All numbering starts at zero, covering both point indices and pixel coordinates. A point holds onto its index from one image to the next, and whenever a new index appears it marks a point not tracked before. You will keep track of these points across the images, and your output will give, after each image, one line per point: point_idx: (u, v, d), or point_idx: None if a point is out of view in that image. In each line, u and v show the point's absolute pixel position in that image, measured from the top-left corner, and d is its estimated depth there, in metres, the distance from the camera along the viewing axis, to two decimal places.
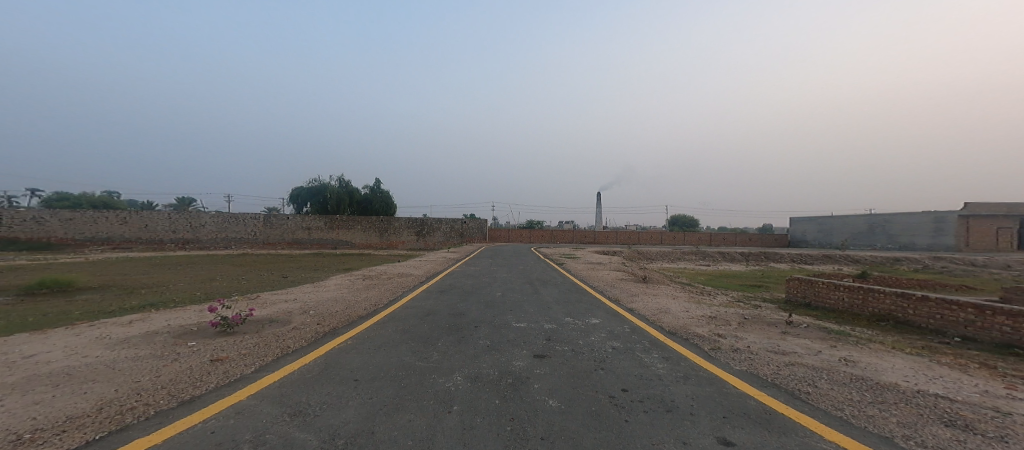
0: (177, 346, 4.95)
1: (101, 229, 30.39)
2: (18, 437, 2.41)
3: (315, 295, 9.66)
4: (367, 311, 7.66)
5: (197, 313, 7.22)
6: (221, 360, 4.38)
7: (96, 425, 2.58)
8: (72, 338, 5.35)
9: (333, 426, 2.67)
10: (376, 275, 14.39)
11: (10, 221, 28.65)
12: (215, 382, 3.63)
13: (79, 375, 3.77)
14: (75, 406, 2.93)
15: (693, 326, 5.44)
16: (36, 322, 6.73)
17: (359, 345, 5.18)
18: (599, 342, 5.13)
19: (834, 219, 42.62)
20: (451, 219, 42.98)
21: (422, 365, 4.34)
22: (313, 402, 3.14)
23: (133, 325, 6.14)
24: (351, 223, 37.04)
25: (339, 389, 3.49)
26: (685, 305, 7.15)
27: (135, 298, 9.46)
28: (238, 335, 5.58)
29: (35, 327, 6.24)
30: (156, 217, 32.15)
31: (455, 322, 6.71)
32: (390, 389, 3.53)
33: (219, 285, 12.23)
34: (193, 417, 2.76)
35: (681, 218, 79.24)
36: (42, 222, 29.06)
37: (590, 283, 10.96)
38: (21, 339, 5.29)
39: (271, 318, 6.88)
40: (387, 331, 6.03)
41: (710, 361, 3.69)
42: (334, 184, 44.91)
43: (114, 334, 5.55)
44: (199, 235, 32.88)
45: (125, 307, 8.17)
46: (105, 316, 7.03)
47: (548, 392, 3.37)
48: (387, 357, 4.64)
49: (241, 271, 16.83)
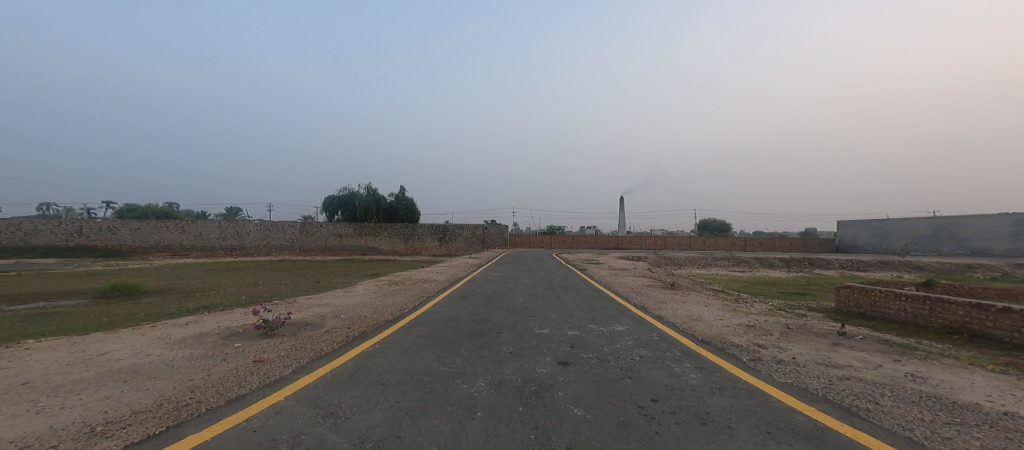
0: (225, 347, 5.22)
1: (163, 237, 33.01)
2: (92, 429, 2.59)
3: (345, 299, 9.97)
4: (394, 316, 7.83)
5: (242, 316, 7.60)
6: (263, 361, 4.56)
7: (158, 419, 2.74)
8: (138, 336, 5.77)
9: (363, 429, 2.71)
10: (402, 281, 14.68)
11: (90, 231, 31.91)
12: (257, 382, 3.79)
13: (142, 372, 4.03)
14: (139, 402, 3.13)
15: (728, 335, 5.21)
16: (109, 322, 7.30)
17: (387, 349, 5.29)
18: (626, 350, 5.01)
19: (892, 222, 40.08)
20: (473, 225, 43.20)
21: (446, 370, 4.38)
22: (345, 404, 3.22)
23: (188, 326, 6.54)
24: (378, 230, 38.08)
25: (368, 393, 3.56)
26: (718, 313, 6.87)
27: (190, 302, 10.09)
28: (277, 337, 5.83)
29: (107, 326, 6.78)
30: (209, 226, 34.19)
31: (479, 327, 6.74)
32: (416, 393, 3.58)
33: (262, 289, 12.87)
34: (238, 415, 2.88)
35: (713, 223, 76.43)
36: (116, 231, 32.09)
37: (615, 289, 10.80)
38: (97, 337, 5.76)
39: (307, 321, 7.13)
40: (412, 336, 6.13)
41: (749, 372, 3.52)
42: (362, 193, 46.43)
43: (174, 334, 5.93)
44: (246, 242, 34.78)
45: (182, 309, 8.72)
46: (165, 318, 7.53)
47: (573, 401, 3.31)
48: (412, 362, 4.70)
49: (280, 276, 17.65)
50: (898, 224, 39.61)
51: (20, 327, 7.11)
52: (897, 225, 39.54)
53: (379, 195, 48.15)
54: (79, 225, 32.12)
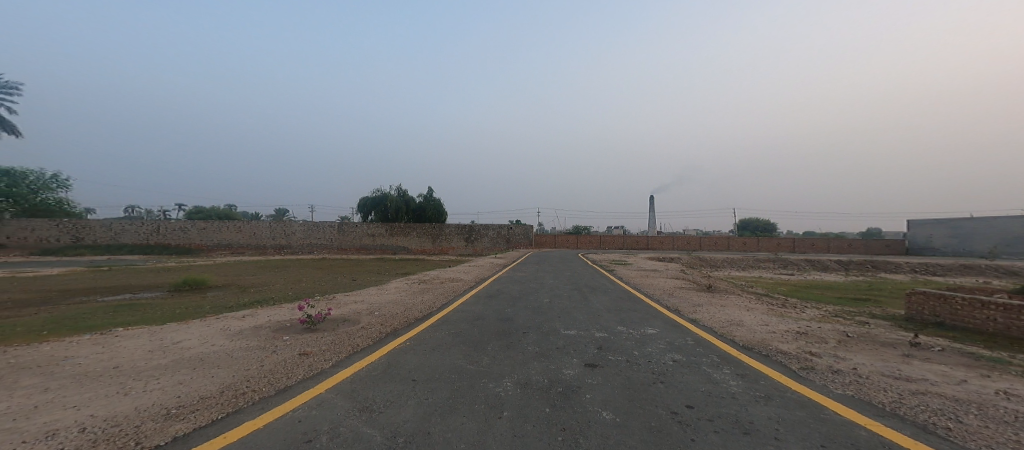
0: (276, 339, 5.54)
1: (224, 237, 35.91)
2: (167, 412, 2.93)
3: (378, 297, 10.32)
4: (423, 314, 8.00)
5: (289, 310, 8.04)
6: (307, 354, 4.80)
7: (220, 406, 3.05)
8: (204, 327, 6.25)
9: (395, 424, 2.78)
10: (430, 279, 15.01)
11: (167, 230, 35.44)
12: (302, 373, 4.02)
13: (207, 360, 4.38)
14: (206, 388, 3.48)
15: (774, 341, 4.94)
16: (180, 313, 7.97)
17: (417, 346, 5.40)
18: (657, 354, 4.87)
19: (975, 222, 36.60)
20: (498, 225, 43.15)
21: (474, 368, 4.43)
22: (378, 398, 3.31)
23: (244, 319, 6.99)
24: (407, 230, 39.08)
25: (399, 388, 3.64)
26: (763, 319, 6.51)
27: (246, 296, 10.83)
28: (320, 332, 6.12)
29: (178, 317, 7.40)
30: (260, 226, 36.68)
31: (504, 327, 6.75)
32: (445, 390, 3.63)
33: (306, 285, 13.58)
34: (286, 404, 3.07)
35: (755, 223, 72.71)
36: (187, 231, 35.40)
37: (645, 291, 10.51)
38: (171, 327, 6.30)
39: (344, 317, 7.43)
40: (440, 334, 6.24)
41: (799, 381, 3.32)
42: (393, 194, 47.82)
43: (232, 326, 6.37)
44: (292, 241, 36.95)
45: (239, 303, 9.36)
46: (225, 310, 8.11)
47: (602, 404, 3.24)
48: (441, 359, 4.79)
49: (320, 274, 18.52)
50: (983, 224, 35.93)
51: (108, 316, 7.87)
52: (982, 225, 35.98)
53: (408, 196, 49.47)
54: (157, 224, 35.67)
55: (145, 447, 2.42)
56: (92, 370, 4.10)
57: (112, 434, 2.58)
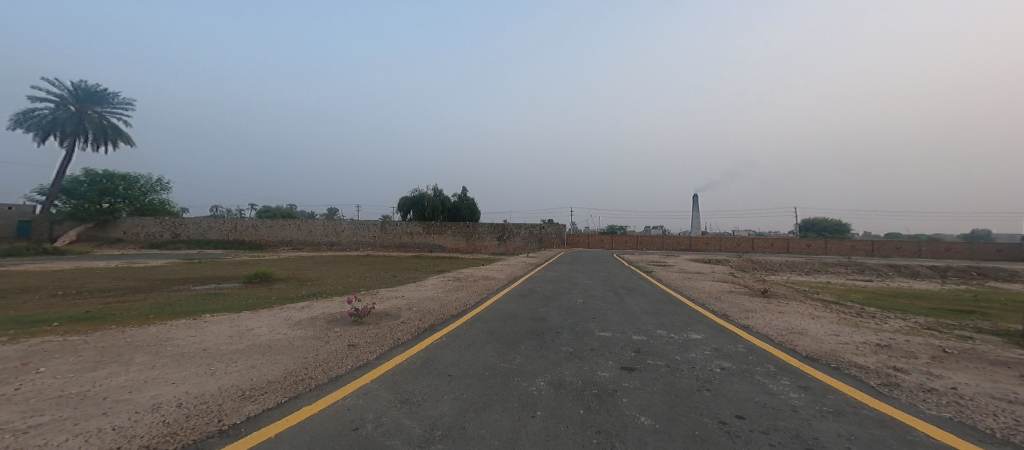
0: (329, 330, 5.91)
1: (286, 234, 39.28)
2: (243, 393, 3.26)
3: (417, 293, 10.68)
4: (458, 311, 8.18)
5: (341, 303, 8.53)
6: (355, 345, 5.07)
7: (284, 390, 3.35)
8: (269, 317, 6.79)
9: (433, 417, 2.87)
10: (464, 277, 15.31)
11: (243, 227, 39.51)
12: (350, 363, 4.26)
13: (274, 347, 4.78)
14: (273, 373, 3.81)
15: (848, 353, 4.55)
16: (251, 303, 8.76)
17: (452, 342, 5.52)
18: (703, 360, 4.66)
19: None
20: (531, 224, 42.68)
21: (507, 367, 4.45)
22: (417, 392, 3.43)
23: (303, 310, 7.52)
24: (443, 228, 40.04)
25: (435, 383, 3.74)
26: (831, 328, 6.00)
27: (304, 289, 11.66)
28: (367, 325, 6.45)
29: (250, 306, 8.14)
30: (315, 224, 39.56)
31: (537, 327, 6.72)
32: (479, 387, 3.68)
33: (353, 280, 14.38)
34: (337, 392, 3.28)
35: (821, 224, 67.31)
36: (258, 228, 39.27)
37: (689, 294, 10.04)
38: (243, 315, 6.92)
39: (387, 312, 7.75)
40: (475, 331, 6.34)
41: (880, 399, 3.03)
42: (430, 194, 49.15)
43: (294, 316, 6.87)
44: (341, 238, 39.45)
45: (297, 295, 10.10)
46: (286, 302, 8.80)
47: (640, 409, 3.15)
48: (475, 356, 4.86)
49: (364, 270, 19.53)
50: None
51: (193, 303, 8.81)
52: None
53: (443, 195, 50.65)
54: (235, 223, 39.79)
55: (225, 424, 2.70)
56: (184, 351, 4.58)
57: (200, 410, 2.91)
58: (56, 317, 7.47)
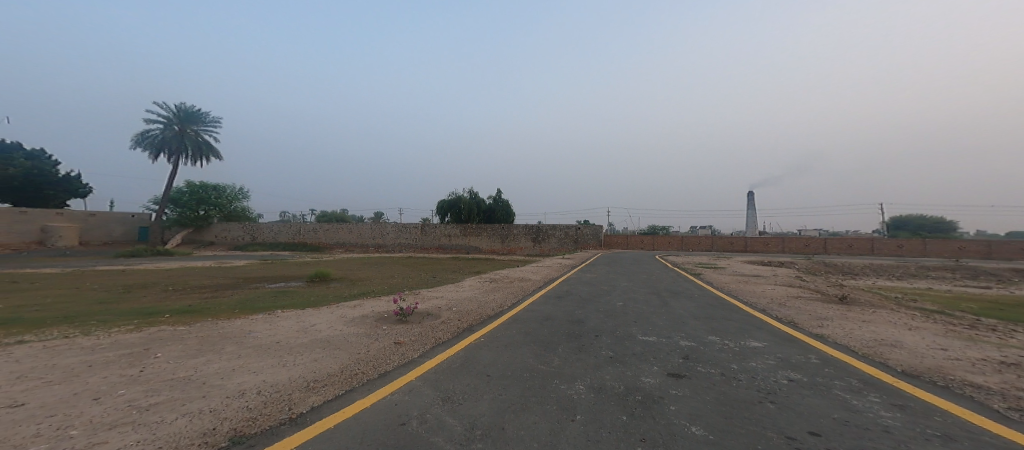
0: (377, 328, 6.17)
1: (340, 237, 41.89)
2: (308, 385, 3.50)
3: (455, 294, 10.89)
4: (495, 311, 8.23)
5: (387, 303, 8.91)
6: (401, 343, 5.28)
7: (341, 383, 3.54)
8: (325, 313, 7.25)
9: (472, 416, 2.91)
10: (500, 278, 15.41)
11: (312, 231, 42.61)
12: (397, 360, 4.42)
13: (332, 342, 5.08)
14: (331, 366, 4.05)
15: (963, 371, 4.00)
16: (310, 300, 9.39)
17: (491, 342, 5.58)
18: (766, 370, 4.32)
19: None
20: (566, 224, 41.79)
21: (545, 369, 4.39)
22: (457, 390, 3.50)
23: (354, 308, 7.95)
24: (479, 230, 40.59)
25: (476, 382, 3.79)
26: (936, 342, 5.30)
27: (355, 288, 12.34)
28: (410, 323, 6.68)
29: (309, 304, 8.74)
30: (364, 227, 41.79)
31: (575, 329, 6.59)
32: (517, 387, 3.68)
33: (396, 281, 14.96)
34: (384, 388, 3.43)
35: (918, 222, 60.44)
36: (322, 230, 42.30)
37: (744, 299, 9.38)
38: (303, 311, 7.45)
39: (427, 311, 7.97)
40: (512, 332, 6.34)
41: (1003, 425, 2.64)
42: (466, 197, 50.03)
43: (347, 314, 7.27)
44: (386, 240, 41.36)
45: (348, 294, 10.70)
46: (339, 300, 9.33)
47: (689, 417, 2.98)
48: (513, 357, 4.86)
49: (406, 271, 20.27)
50: None
51: (261, 300, 9.60)
52: None
53: (479, 198, 51.39)
54: (305, 228, 42.90)
55: (293, 413, 2.94)
56: (262, 342, 5.06)
57: (274, 399, 3.17)
58: (154, 309, 8.52)
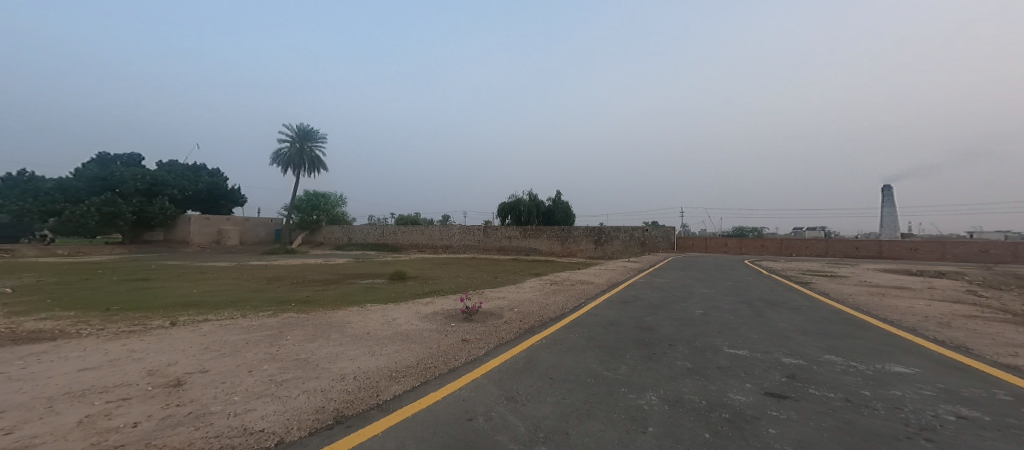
0: (448, 325, 6.30)
1: (413, 238, 44.91)
2: (394, 376, 3.68)
3: (516, 295, 10.87)
4: (557, 314, 7.97)
5: (455, 301, 9.16)
6: (467, 340, 5.29)
7: (417, 377, 3.67)
8: (400, 309, 7.65)
9: (534, 417, 2.78)
10: (561, 280, 15.07)
11: (401, 232, 45.88)
12: (463, 356, 4.45)
13: (409, 336, 5.31)
14: (407, 359, 4.22)
15: None
16: (388, 296, 10.04)
17: (552, 345, 5.36)
18: (926, 403, 3.47)
19: None
20: (632, 226, 39.47)
21: (610, 376, 4.05)
22: (521, 390, 3.39)
23: (426, 305, 8.27)
24: (539, 232, 40.43)
25: (538, 384, 3.62)
26: None
27: (427, 286, 12.96)
28: (475, 322, 6.74)
29: (388, 300, 9.33)
30: (435, 229, 44.05)
31: (643, 337, 6.06)
32: (579, 393, 3.42)
33: (460, 280, 15.43)
34: (452, 384, 3.48)
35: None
36: (404, 232, 45.52)
37: (872, 315, 7.86)
38: (381, 306, 7.94)
39: (491, 311, 8.00)
40: (576, 335, 6.04)
41: None
42: (524, 199, 50.41)
43: (422, 310, 7.58)
44: (452, 241, 43.26)
45: (420, 292, 11.25)
46: (413, 297, 9.86)
47: (792, 444, 2.48)
48: (575, 361, 4.60)
49: (471, 271, 20.93)
50: None
51: (346, 294, 10.53)
52: None
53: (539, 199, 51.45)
54: (394, 230, 46.30)
55: (381, 399, 3.13)
56: (351, 331, 5.51)
57: (365, 386, 3.42)
58: (261, 300, 9.79)
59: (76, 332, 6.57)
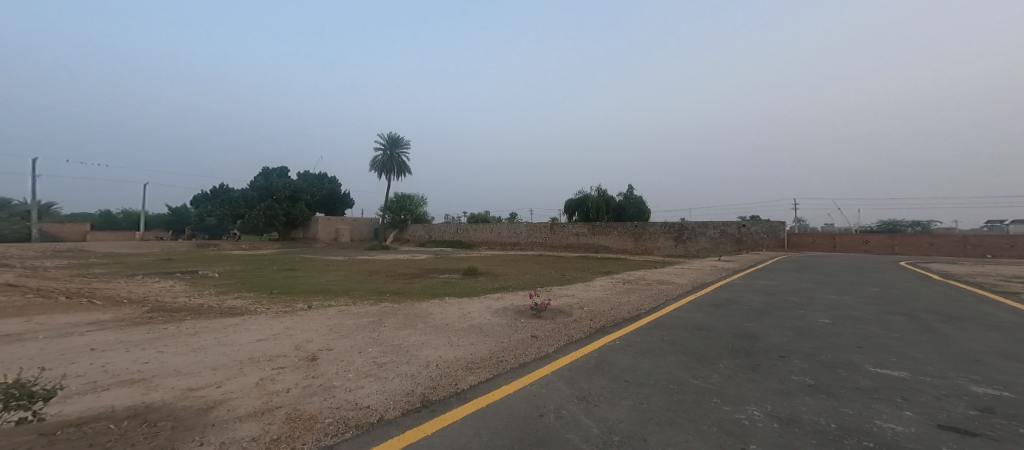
0: (518, 321, 6.81)
1: (484, 236, 46.80)
2: (470, 367, 4.32)
3: (586, 293, 11.06)
4: (626, 314, 8.03)
5: (524, 297, 9.70)
6: (537, 337, 5.72)
7: (490, 368, 4.28)
8: (476, 303, 8.40)
9: (609, 420, 3.05)
10: (635, 280, 14.74)
11: (475, 230, 47.98)
12: (534, 352, 4.92)
13: (484, 330, 5.93)
14: (482, 352, 4.85)
15: None
16: (463, 291, 10.95)
17: (627, 346, 5.53)
18: None
19: None
20: (722, 223, 34.28)
21: (698, 384, 4.09)
22: (593, 391, 3.72)
23: (499, 300, 8.93)
24: (609, 229, 39.30)
25: (612, 386, 3.91)
26: None
27: (497, 282, 13.76)
28: (544, 319, 7.17)
29: (463, 294, 10.22)
30: (507, 227, 45.34)
31: (718, 341, 5.91)
32: (660, 398, 3.60)
33: (528, 277, 16.01)
34: (523, 379, 3.99)
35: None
36: (477, 230, 47.61)
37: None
38: (459, 300, 8.79)
39: (559, 308, 8.37)
40: (644, 337, 6.13)
41: None
42: (593, 195, 49.45)
43: (495, 305, 8.22)
44: (521, 239, 44.28)
45: (491, 287, 12.05)
46: (485, 292, 10.65)
47: None
48: (655, 365, 4.74)
49: (540, 268, 21.51)
50: None
51: (428, 288, 11.74)
52: None
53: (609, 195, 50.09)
54: (469, 227, 48.61)
55: (459, 388, 3.76)
56: (437, 323, 6.37)
57: (445, 374, 4.11)
58: (361, 291, 11.42)
59: (241, 309, 8.52)
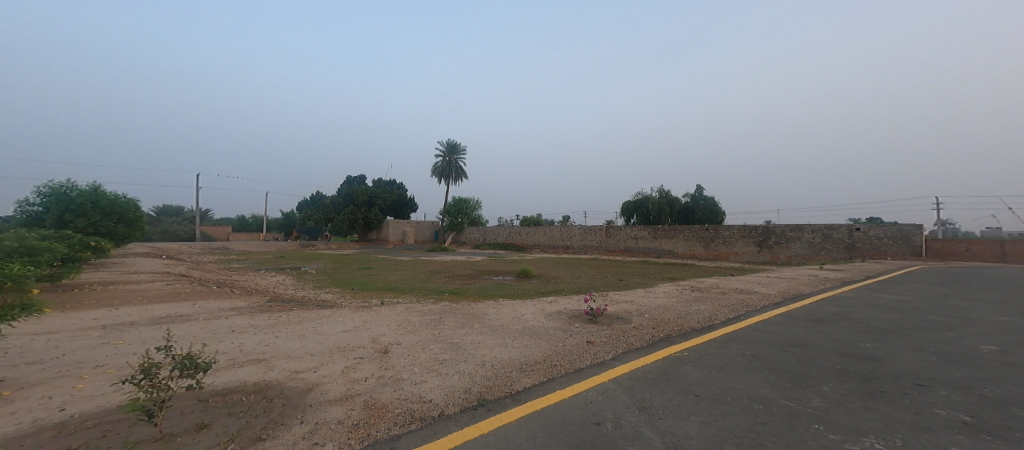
0: (573, 325, 6.70)
1: (540, 239, 46.71)
2: (524, 368, 4.35)
3: (646, 300, 10.53)
4: (691, 324, 7.48)
5: (580, 302, 9.51)
6: (592, 342, 5.59)
7: (546, 372, 4.26)
8: (531, 306, 8.43)
9: (675, 435, 2.87)
10: (703, 288, 13.66)
11: (535, 233, 47.83)
12: (590, 358, 4.81)
13: (538, 333, 5.94)
14: (537, 354, 4.86)
15: None
16: (517, 293, 11.07)
17: (695, 359, 5.15)
18: None
19: None
20: (821, 226, 29.98)
21: (787, 406, 3.66)
22: (657, 403, 3.52)
23: (554, 304, 8.86)
24: (674, 233, 36.94)
25: (679, 399, 3.66)
26: None
27: (551, 285, 13.69)
28: (601, 324, 6.96)
29: (517, 296, 10.33)
30: (567, 230, 44.68)
31: (804, 360, 5.23)
32: (736, 418, 3.29)
33: (583, 281, 15.68)
34: (579, 384, 3.91)
35: None
36: (535, 232, 47.61)
37: None
38: (514, 302, 8.89)
39: (617, 314, 8.06)
40: (713, 350, 5.65)
41: None
42: (655, 196, 47.01)
43: (550, 309, 8.17)
44: (575, 242, 43.56)
45: (545, 290, 12.02)
46: (539, 295, 10.65)
47: None
48: (733, 381, 4.34)
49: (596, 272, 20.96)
50: None
51: (483, 289, 12.05)
52: None
53: (673, 197, 47.22)
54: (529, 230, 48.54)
55: (515, 388, 3.81)
56: (492, 323, 6.51)
57: (501, 374, 4.18)
58: (422, 289, 12.09)
59: (322, 302, 9.49)
